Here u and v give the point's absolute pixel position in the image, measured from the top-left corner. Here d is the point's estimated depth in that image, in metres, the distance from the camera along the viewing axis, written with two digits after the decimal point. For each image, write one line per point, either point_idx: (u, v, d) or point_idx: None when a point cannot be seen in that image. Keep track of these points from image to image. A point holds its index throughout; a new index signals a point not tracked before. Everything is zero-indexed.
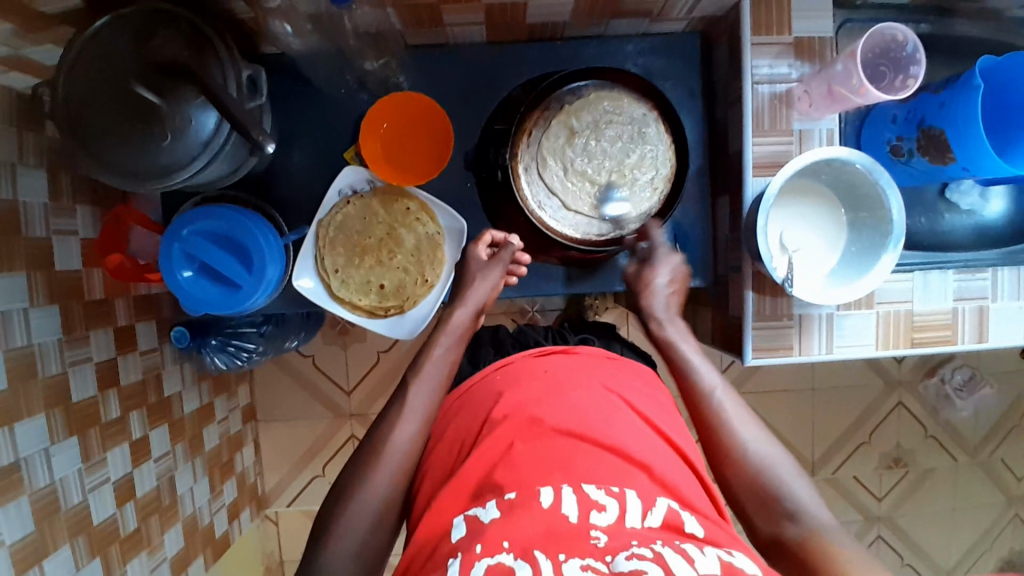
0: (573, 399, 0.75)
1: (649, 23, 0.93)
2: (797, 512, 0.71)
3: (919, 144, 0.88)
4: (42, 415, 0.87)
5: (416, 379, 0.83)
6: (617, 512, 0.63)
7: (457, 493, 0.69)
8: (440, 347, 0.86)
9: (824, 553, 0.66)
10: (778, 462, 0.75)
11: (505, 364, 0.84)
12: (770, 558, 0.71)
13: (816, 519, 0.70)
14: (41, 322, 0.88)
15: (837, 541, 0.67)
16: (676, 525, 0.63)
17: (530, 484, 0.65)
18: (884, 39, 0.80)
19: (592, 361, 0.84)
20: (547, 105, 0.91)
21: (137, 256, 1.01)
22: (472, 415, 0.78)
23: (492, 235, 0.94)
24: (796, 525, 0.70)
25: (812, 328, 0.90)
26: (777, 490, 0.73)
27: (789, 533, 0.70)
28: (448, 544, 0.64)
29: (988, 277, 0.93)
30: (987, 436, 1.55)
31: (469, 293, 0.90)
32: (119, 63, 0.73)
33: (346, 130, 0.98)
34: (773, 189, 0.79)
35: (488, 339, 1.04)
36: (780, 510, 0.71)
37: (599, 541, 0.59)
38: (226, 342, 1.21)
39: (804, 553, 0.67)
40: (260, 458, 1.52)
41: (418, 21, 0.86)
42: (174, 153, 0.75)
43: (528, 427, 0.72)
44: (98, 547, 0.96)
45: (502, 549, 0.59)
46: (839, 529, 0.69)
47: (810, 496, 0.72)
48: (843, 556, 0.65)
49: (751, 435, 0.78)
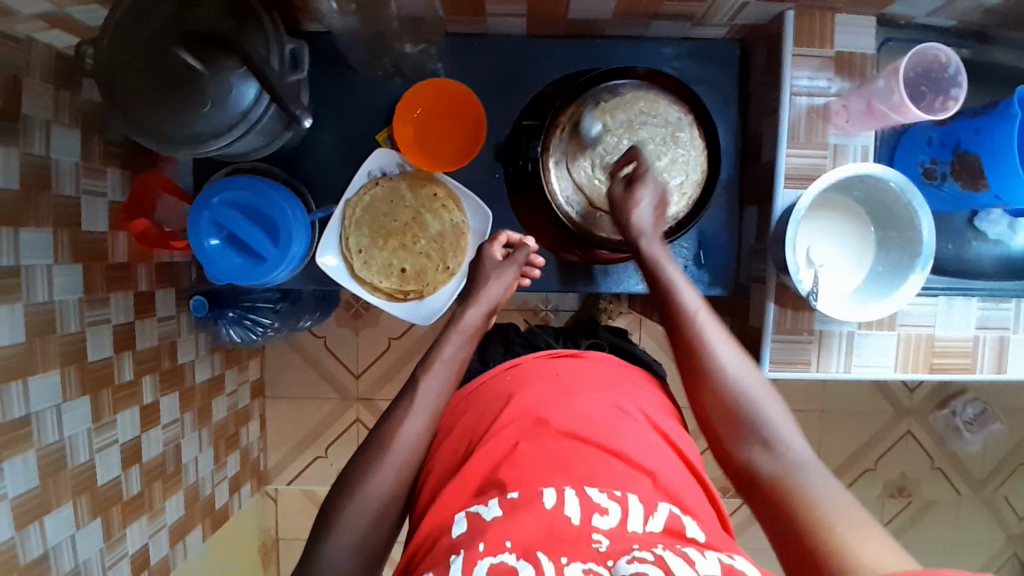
0: (579, 402, 0.75)
1: (690, 27, 0.92)
2: (772, 441, 0.70)
3: (953, 168, 0.88)
4: (56, 371, 0.88)
5: (425, 377, 0.82)
6: (620, 516, 0.62)
7: (460, 489, 0.69)
8: (451, 345, 0.85)
9: (795, 486, 0.65)
10: (761, 393, 0.73)
11: (516, 365, 0.84)
12: (739, 482, 0.71)
13: (793, 452, 0.69)
14: (63, 280, 0.89)
15: (811, 475, 0.65)
16: (677, 530, 0.63)
17: (532, 485, 0.65)
18: (928, 59, 0.79)
19: (601, 366, 0.84)
20: (582, 101, 0.91)
21: (164, 223, 1.05)
22: (482, 412, 0.78)
23: (509, 235, 0.94)
24: (772, 456, 0.68)
25: (831, 345, 0.90)
26: (756, 419, 0.72)
27: (762, 463, 0.69)
28: (448, 539, 0.64)
29: (1012, 307, 0.92)
30: (993, 472, 1.54)
31: (482, 293, 0.89)
32: (162, 28, 0.74)
33: (379, 113, 0.98)
34: (804, 203, 0.79)
35: (498, 339, 1.03)
36: (758, 441, 0.70)
37: (600, 545, 0.59)
38: (242, 316, 1.22)
39: (775, 485, 0.66)
40: (265, 435, 1.53)
41: (460, 10, 0.86)
42: (210, 122, 0.76)
43: (534, 428, 0.72)
44: (100, 508, 0.97)
45: (505, 549, 0.59)
46: (815, 461, 0.67)
47: (789, 428, 0.71)
48: (816, 491, 0.63)
49: (735, 366, 0.76)
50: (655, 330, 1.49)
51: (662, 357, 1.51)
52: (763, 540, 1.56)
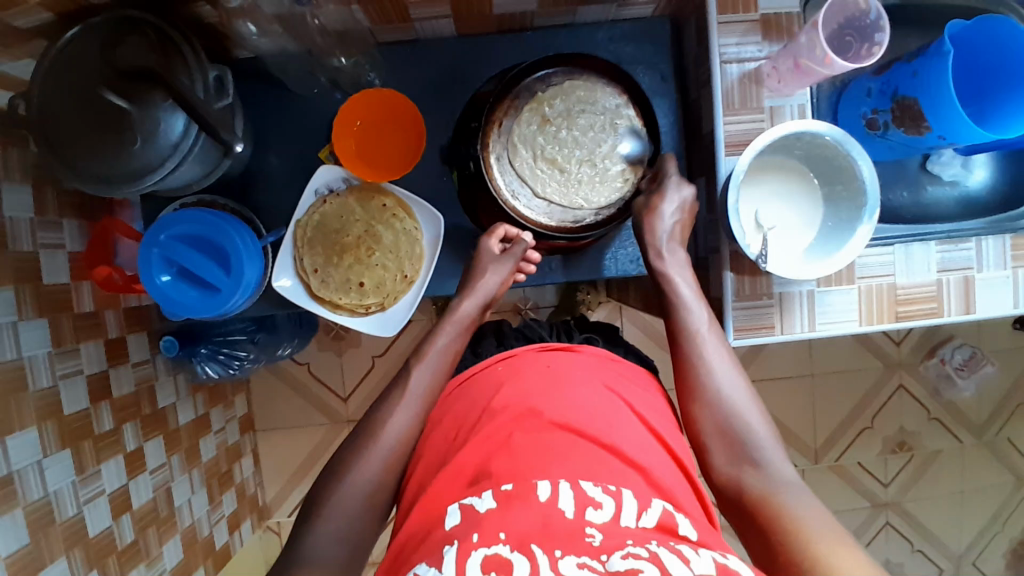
0: (573, 396, 0.74)
1: (617, 8, 0.93)
2: (759, 461, 0.72)
3: (894, 116, 0.88)
4: (33, 427, 0.88)
5: (417, 364, 0.83)
6: (613, 511, 0.62)
7: (453, 483, 0.68)
8: (444, 337, 0.86)
9: (776, 504, 0.67)
10: (749, 411, 0.77)
11: (510, 356, 0.82)
12: (719, 498, 0.73)
13: (778, 469, 0.72)
14: (29, 335, 0.89)
15: (791, 493, 0.68)
16: (670, 526, 0.63)
17: (526, 476, 0.64)
18: (848, 8, 0.78)
19: (595, 362, 0.81)
20: (516, 94, 0.90)
21: (124, 267, 1.02)
22: (471, 404, 0.77)
23: (506, 229, 0.93)
24: (758, 472, 0.71)
25: (793, 306, 0.89)
26: (746, 438, 0.74)
27: (748, 478, 0.71)
28: (442, 531, 0.63)
29: (973, 247, 0.90)
30: (992, 415, 1.52)
31: (478, 283, 0.91)
32: (88, 72, 0.74)
33: (321, 131, 0.99)
34: (742, 167, 0.78)
35: (491, 334, 0.99)
36: (746, 458, 0.73)
37: (594, 540, 0.59)
38: (216, 351, 1.24)
39: (759, 497, 0.69)
40: (260, 469, 1.52)
41: (386, 18, 0.87)
42: (144, 157, 0.76)
43: (527, 420, 0.71)
44: (95, 559, 0.96)
45: (499, 540, 0.59)
46: (798, 482, 0.70)
47: (774, 447, 0.74)
48: (799, 509, 0.66)
49: (727, 380, 0.79)
50: (637, 315, 1.49)
51: (645, 340, 1.50)
52: None
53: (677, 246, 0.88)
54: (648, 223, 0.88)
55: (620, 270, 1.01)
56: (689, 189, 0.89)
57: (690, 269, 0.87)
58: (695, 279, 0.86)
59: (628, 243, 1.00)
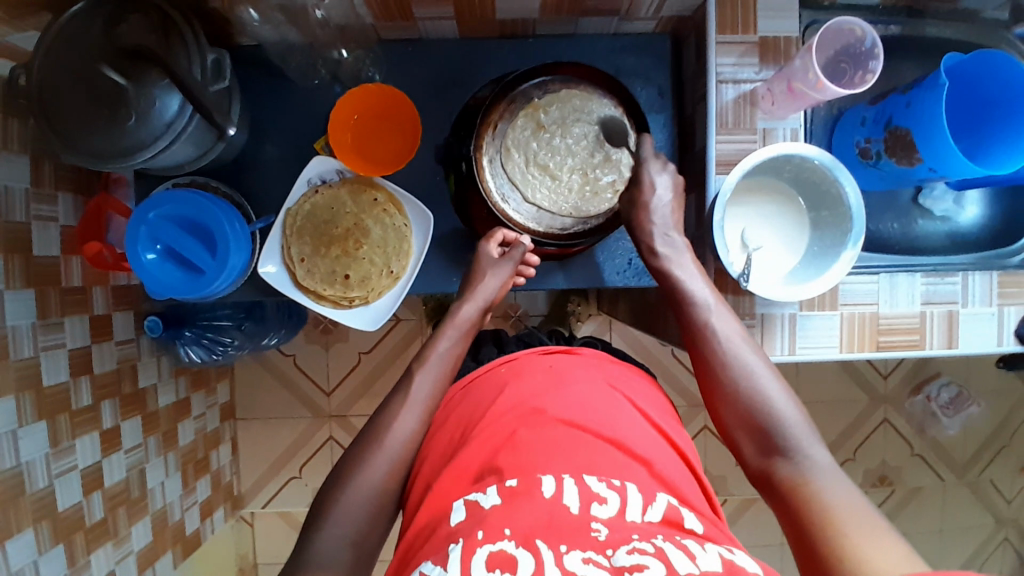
0: (569, 394, 0.73)
1: (619, 22, 0.94)
2: (791, 450, 0.69)
3: (887, 145, 0.88)
4: (11, 396, 0.88)
5: (421, 369, 0.82)
6: (618, 505, 0.60)
7: (457, 480, 0.66)
8: (445, 340, 0.86)
9: (811, 495, 0.65)
10: (780, 400, 0.73)
11: (511, 359, 0.81)
12: (762, 490, 0.71)
13: (814, 456, 0.68)
14: (14, 305, 0.89)
15: (827, 482, 0.65)
16: (676, 521, 0.61)
17: (531, 470, 0.63)
18: (844, 35, 0.80)
19: (595, 362, 0.81)
20: (513, 98, 0.90)
21: (115, 245, 1.01)
22: (473, 405, 0.76)
23: (505, 232, 0.92)
24: (792, 464, 0.68)
25: (774, 328, 0.89)
26: (773, 428, 0.72)
27: (783, 471, 0.69)
28: (447, 527, 0.61)
29: (958, 280, 0.91)
30: (975, 456, 1.51)
31: (478, 287, 0.90)
32: (89, 46, 0.75)
33: (319, 123, 0.99)
34: (729, 185, 0.78)
35: (489, 339, 0.99)
36: (776, 449, 0.70)
37: (600, 534, 0.57)
38: (201, 335, 1.23)
39: (794, 491, 0.66)
40: (237, 458, 1.52)
41: (388, 14, 0.88)
42: (136, 134, 0.76)
43: (531, 416, 0.69)
44: (63, 533, 0.96)
45: (504, 536, 0.56)
46: (836, 467, 0.67)
47: (806, 434, 0.71)
48: (834, 499, 0.63)
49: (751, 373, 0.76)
50: (626, 330, 1.49)
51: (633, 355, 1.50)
52: (749, 538, 1.54)
53: (674, 237, 0.87)
54: (642, 205, 0.88)
55: (607, 281, 1.01)
56: (670, 169, 0.90)
57: (690, 258, 0.86)
58: (705, 274, 0.84)
59: (617, 254, 1.01)
